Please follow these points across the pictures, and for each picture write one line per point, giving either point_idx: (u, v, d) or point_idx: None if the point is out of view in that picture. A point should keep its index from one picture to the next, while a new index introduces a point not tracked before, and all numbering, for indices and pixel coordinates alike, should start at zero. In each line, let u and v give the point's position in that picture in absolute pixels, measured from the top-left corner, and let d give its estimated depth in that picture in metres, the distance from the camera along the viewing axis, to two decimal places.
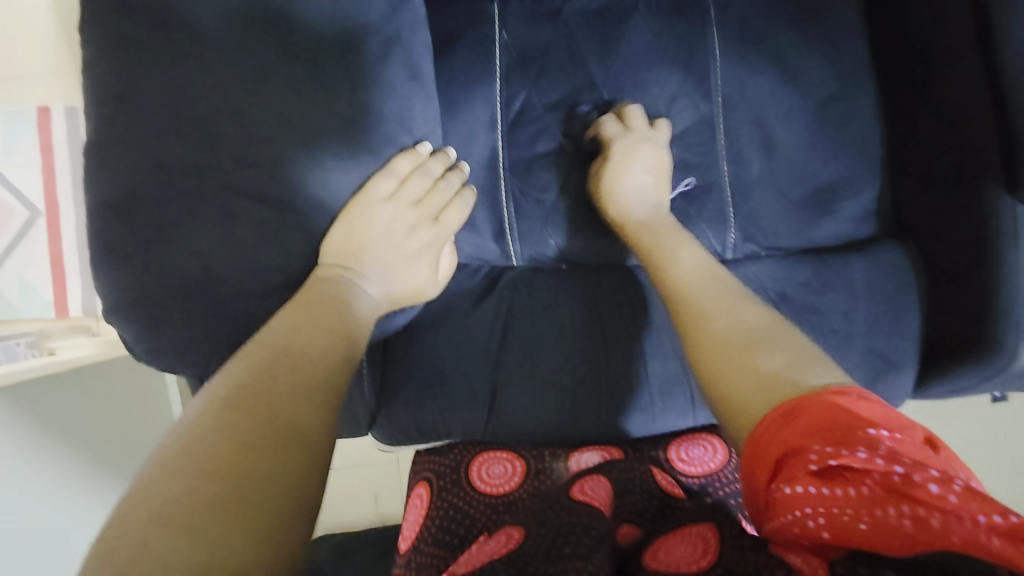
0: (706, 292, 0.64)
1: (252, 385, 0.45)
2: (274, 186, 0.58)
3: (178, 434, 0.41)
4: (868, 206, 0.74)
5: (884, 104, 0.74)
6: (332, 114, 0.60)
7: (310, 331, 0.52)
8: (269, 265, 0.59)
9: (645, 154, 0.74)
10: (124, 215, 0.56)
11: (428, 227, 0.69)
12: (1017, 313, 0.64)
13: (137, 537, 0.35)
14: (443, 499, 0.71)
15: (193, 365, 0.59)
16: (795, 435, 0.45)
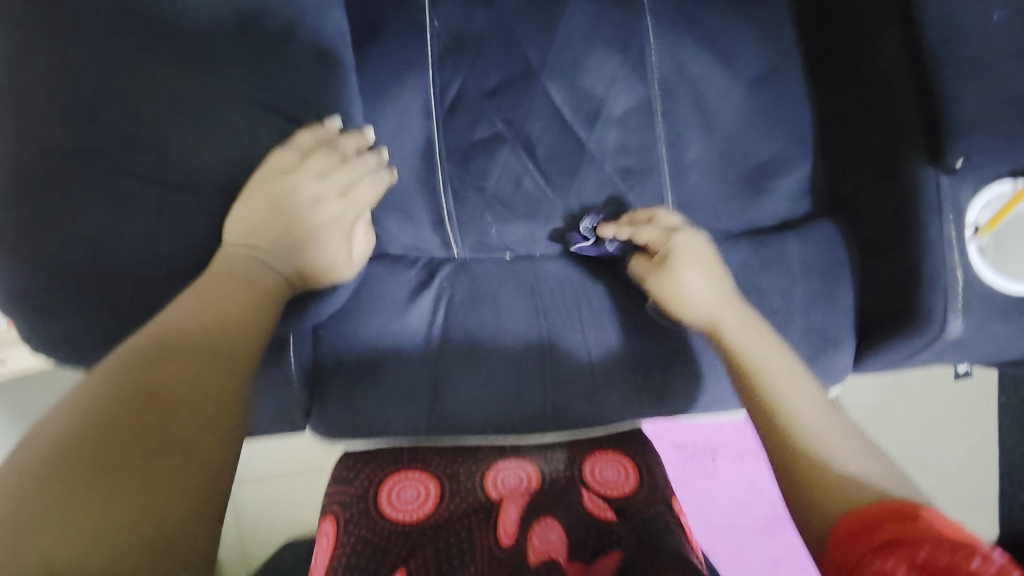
0: (818, 418, 0.59)
1: (152, 369, 0.44)
2: (167, 166, 0.57)
3: (60, 416, 0.40)
4: (802, 184, 0.78)
5: (812, 83, 0.78)
6: (231, 100, 0.59)
7: (214, 303, 0.51)
8: (171, 253, 0.56)
9: (699, 262, 0.71)
10: (11, 204, 0.54)
11: (334, 201, 0.60)
12: (944, 278, 0.64)
13: (13, 535, 0.34)
14: (348, 533, 0.69)
15: (90, 362, 0.56)
16: (909, 530, 0.47)
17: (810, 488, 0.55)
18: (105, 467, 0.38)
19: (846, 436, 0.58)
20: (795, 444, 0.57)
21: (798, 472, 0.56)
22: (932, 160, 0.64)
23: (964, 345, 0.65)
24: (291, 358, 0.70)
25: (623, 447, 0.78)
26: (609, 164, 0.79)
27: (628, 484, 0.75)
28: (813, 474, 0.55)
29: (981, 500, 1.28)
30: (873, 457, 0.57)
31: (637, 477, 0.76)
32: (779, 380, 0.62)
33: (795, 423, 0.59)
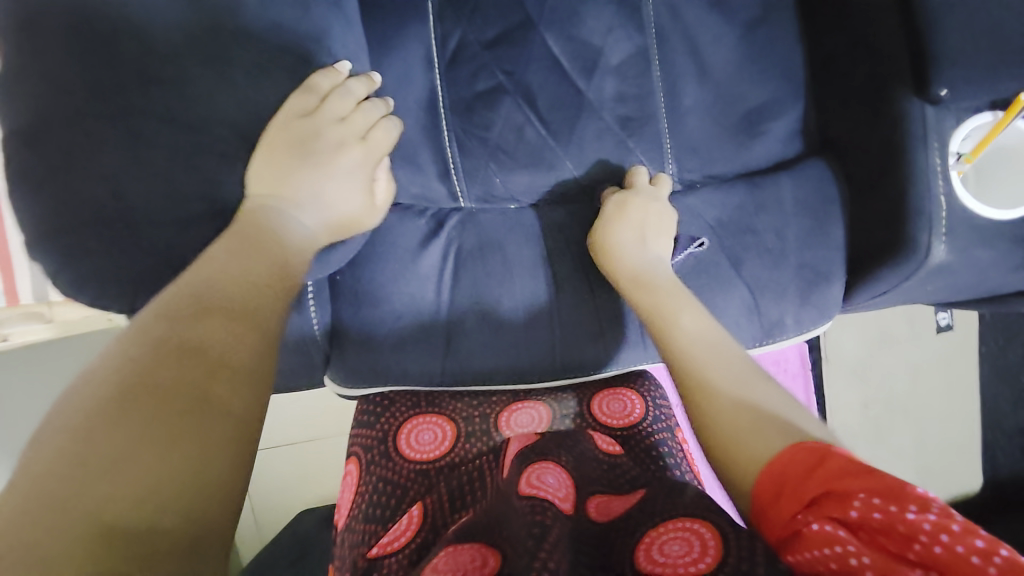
0: (712, 355, 0.61)
1: (183, 325, 0.44)
2: (179, 107, 0.58)
3: (90, 376, 0.40)
4: (794, 126, 0.81)
5: (805, 28, 0.80)
6: (243, 48, 0.61)
7: (232, 262, 0.50)
8: (189, 193, 0.59)
9: (642, 211, 0.75)
10: (35, 145, 0.57)
11: (355, 145, 0.65)
12: (931, 208, 0.68)
13: (60, 485, 0.34)
14: (371, 473, 0.72)
15: (117, 299, 0.59)
16: (837, 479, 0.46)
17: (700, 419, 0.57)
18: (140, 429, 0.37)
19: (743, 374, 0.59)
20: (686, 376, 0.60)
21: (692, 405, 0.58)
22: (919, 93, 0.68)
23: (949, 270, 0.69)
24: (310, 307, 0.74)
25: (630, 383, 0.81)
26: (608, 113, 0.81)
27: (637, 414, 0.77)
28: (700, 406, 0.57)
29: (964, 445, 1.35)
30: (768, 390, 0.58)
31: (643, 409, 0.78)
32: (669, 321, 0.66)
33: (687, 362, 0.61)
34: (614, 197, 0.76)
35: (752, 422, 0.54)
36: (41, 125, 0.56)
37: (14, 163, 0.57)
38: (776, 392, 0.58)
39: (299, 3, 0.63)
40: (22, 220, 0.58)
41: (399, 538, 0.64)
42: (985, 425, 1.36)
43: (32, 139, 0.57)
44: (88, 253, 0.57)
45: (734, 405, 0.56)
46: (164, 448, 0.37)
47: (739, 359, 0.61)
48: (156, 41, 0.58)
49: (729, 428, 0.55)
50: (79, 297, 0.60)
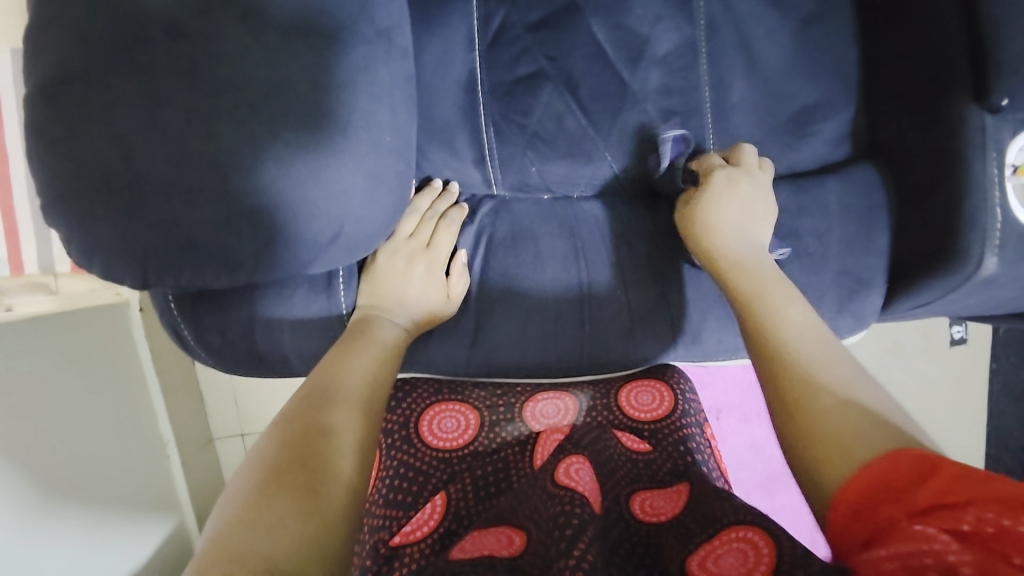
0: (818, 350, 0.57)
1: (320, 407, 0.59)
2: (205, 66, 0.55)
3: (269, 437, 0.55)
4: (843, 128, 0.79)
5: (861, 28, 0.78)
6: (281, 11, 0.58)
7: (351, 357, 0.66)
8: (206, 159, 0.55)
9: (733, 210, 0.71)
10: (55, 100, 0.55)
11: (422, 253, 0.76)
12: (983, 219, 0.66)
13: (258, 512, 0.46)
14: (391, 457, 0.73)
15: (128, 270, 0.57)
16: (953, 489, 0.40)
17: (816, 415, 0.51)
18: (297, 468, 0.51)
19: (854, 376, 0.55)
20: (790, 367, 0.55)
21: (794, 401, 0.53)
22: (978, 101, 0.67)
23: (996, 283, 0.68)
24: (340, 292, 0.75)
25: (657, 375, 0.79)
26: (651, 105, 0.79)
27: (663, 409, 0.77)
28: (801, 400, 0.53)
29: (971, 460, 1.35)
30: (878, 399, 0.53)
31: (670, 403, 0.77)
32: (779, 312, 0.61)
33: (794, 354, 0.57)
34: (723, 174, 0.73)
35: (858, 425, 0.49)
36: (77, 84, 0.55)
37: (33, 117, 0.56)
38: (880, 394, 0.54)
39: None
40: (41, 176, 0.57)
41: (422, 527, 0.66)
42: (993, 444, 1.36)
43: (63, 99, 0.55)
44: (119, 220, 0.56)
45: (849, 411, 0.51)
46: (310, 494, 0.49)
47: (845, 356, 0.57)
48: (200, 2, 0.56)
49: (853, 429, 0.49)
50: (88, 263, 0.58)
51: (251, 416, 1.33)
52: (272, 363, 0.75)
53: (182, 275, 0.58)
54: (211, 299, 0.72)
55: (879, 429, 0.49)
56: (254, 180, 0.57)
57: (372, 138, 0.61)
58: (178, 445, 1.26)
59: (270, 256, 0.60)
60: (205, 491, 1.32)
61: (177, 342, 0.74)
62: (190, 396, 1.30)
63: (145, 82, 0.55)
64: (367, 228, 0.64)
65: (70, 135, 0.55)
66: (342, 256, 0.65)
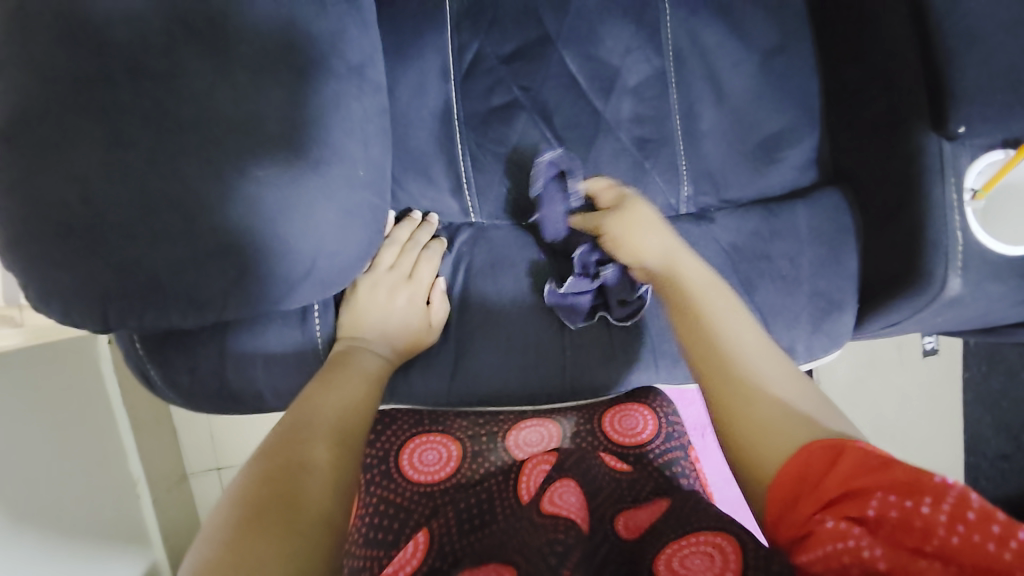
0: (748, 346, 0.58)
1: (299, 439, 0.57)
2: (173, 105, 0.55)
3: (243, 473, 0.53)
4: (809, 154, 0.82)
5: (822, 58, 0.81)
6: (250, 45, 0.57)
7: (331, 390, 0.65)
8: (170, 198, 0.54)
9: (643, 214, 0.75)
10: (12, 141, 0.53)
11: (405, 284, 0.76)
12: (945, 241, 0.69)
13: (234, 555, 0.45)
14: (371, 494, 0.72)
15: (90, 314, 0.55)
16: (858, 476, 0.45)
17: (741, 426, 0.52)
18: (274, 505, 0.49)
19: (771, 366, 0.56)
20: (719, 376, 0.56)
21: (730, 405, 0.54)
22: (936, 128, 0.70)
23: (962, 302, 0.70)
24: (316, 324, 0.74)
25: (640, 399, 0.79)
26: (624, 133, 0.80)
27: (647, 434, 0.76)
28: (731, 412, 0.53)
29: (949, 469, 1.37)
30: (794, 385, 0.55)
31: (654, 427, 0.77)
32: (712, 311, 0.62)
33: (730, 355, 0.57)
34: (613, 198, 0.77)
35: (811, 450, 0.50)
36: (36, 124, 0.53)
37: None
38: (811, 391, 0.55)
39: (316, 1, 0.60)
40: None
41: (405, 566, 0.64)
42: (970, 452, 1.38)
43: (22, 142, 0.53)
44: (80, 263, 0.54)
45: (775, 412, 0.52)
46: (287, 533, 0.47)
47: (774, 351, 0.59)
48: (167, 41, 0.55)
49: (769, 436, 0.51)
50: (45, 308, 0.56)
51: (227, 449, 1.29)
52: (245, 401, 0.73)
53: (146, 318, 0.56)
54: (181, 338, 0.70)
55: (812, 430, 0.51)
56: (226, 220, 0.56)
57: (346, 172, 0.61)
58: (150, 483, 1.22)
59: (243, 294, 0.58)
60: (177, 531, 1.27)
61: (145, 383, 0.71)
62: (162, 430, 1.27)
63: (111, 123, 0.53)
64: (344, 261, 0.63)
65: (29, 180, 0.53)
66: (319, 291, 0.64)
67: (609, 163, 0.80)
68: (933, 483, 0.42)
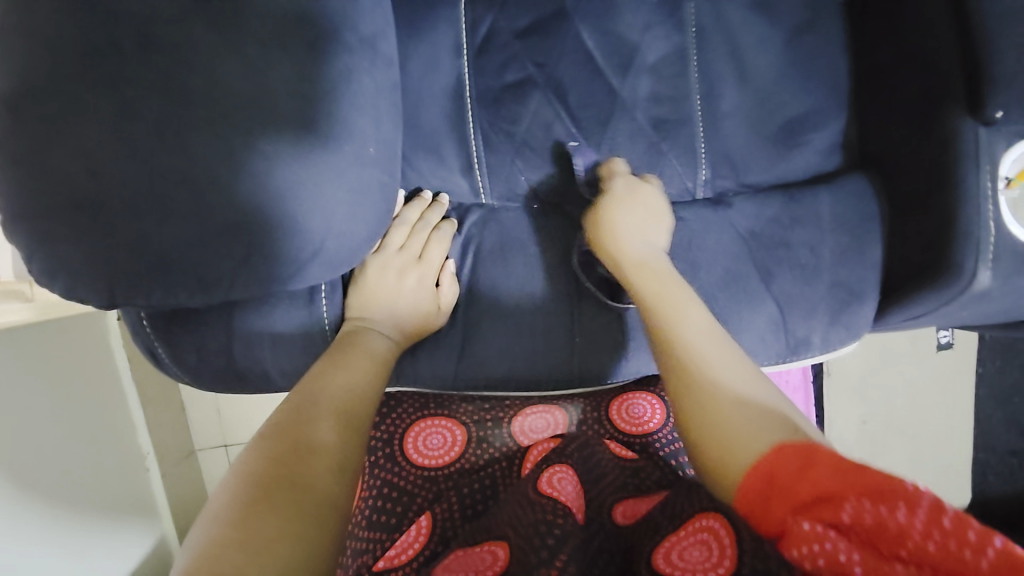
0: (703, 339, 0.58)
1: (303, 420, 0.56)
2: (178, 75, 0.53)
3: (247, 452, 0.52)
4: (834, 139, 0.79)
5: (851, 37, 0.78)
6: (258, 13, 0.55)
7: (337, 371, 0.64)
8: (175, 173, 0.53)
9: (643, 207, 0.72)
10: (14, 110, 0.52)
11: (413, 266, 0.74)
12: (977, 232, 0.66)
13: (236, 534, 0.44)
14: (375, 476, 0.71)
15: (95, 290, 0.54)
16: (829, 478, 0.42)
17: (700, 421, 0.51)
18: (277, 486, 0.48)
19: (726, 359, 0.55)
20: (677, 371, 0.55)
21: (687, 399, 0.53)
22: (973, 114, 0.66)
23: (989, 297, 0.68)
24: (323, 304, 0.72)
25: (649, 388, 0.77)
26: (642, 113, 0.77)
27: (655, 422, 0.74)
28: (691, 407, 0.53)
29: (959, 465, 1.35)
30: (756, 381, 0.53)
31: (663, 416, 0.75)
32: (676, 313, 0.61)
33: (687, 349, 0.57)
34: (622, 182, 0.74)
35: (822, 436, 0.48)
36: (37, 93, 0.52)
37: None
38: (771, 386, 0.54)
39: None
40: (1, 194, 0.54)
41: (406, 550, 0.62)
42: (981, 447, 1.36)
43: (25, 112, 0.52)
44: (84, 238, 0.53)
45: (733, 403, 0.51)
46: (291, 514, 0.46)
47: (736, 351, 0.57)
48: (171, 7, 0.53)
49: (727, 428, 0.50)
50: (50, 284, 0.55)
51: (234, 425, 1.29)
52: (251, 380, 0.72)
53: (152, 295, 0.55)
54: (187, 316, 0.69)
55: (769, 424, 0.49)
56: (233, 198, 0.54)
57: (355, 151, 0.59)
58: (159, 457, 1.23)
59: (250, 274, 0.57)
60: (186, 506, 1.28)
61: (151, 360, 0.71)
62: (171, 407, 1.26)
63: (112, 92, 0.52)
64: (352, 241, 0.62)
65: (30, 151, 0.52)
66: (325, 272, 0.62)
67: (625, 145, 0.77)
68: (906, 489, 0.38)
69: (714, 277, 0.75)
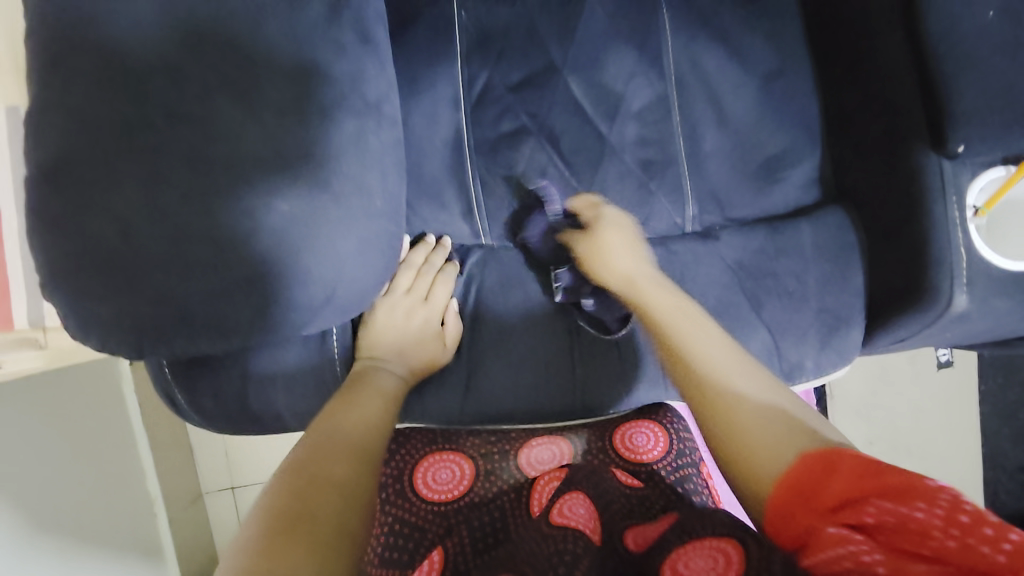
0: (719, 358, 0.63)
1: (319, 458, 0.58)
2: (205, 145, 0.58)
3: (266, 491, 0.55)
4: (811, 174, 0.84)
5: (821, 80, 0.84)
6: (275, 84, 0.60)
7: (351, 410, 0.66)
8: (198, 233, 0.57)
9: (621, 237, 0.79)
10: (53, 181, 0.57)
11: (421, 308, 0.79)
12: (950, 258, 0.70)
13: (256, 570, 0.45)
14: (386, 513, 0.73)
15: (125, 343, 0.58)
16: (853, 487, 0.47)
17: (730, 437, 0.56)
18: (295, 522, 0.50)
19: (742, 371, 0.61)
20: (704, 388, 0.60)
21: (714, 414, 0.58)
22: (936, 147, 0.71)
23: (970, 318, 0.71)
24: (334, 344, 0.76)
25: (650, 415, 0.80)
26: (629, 156, 0.83)
27: (658, 451, 0.76)
28: (722, 421, 0.57)
29: (969, 483, 1.34)
30: (773, 392, 0.59)
31: (666, 443, 0.77)
32: (687, 331, 0.67)
33: (705, 368, 0.61)
34: (609, 215, 0.80)
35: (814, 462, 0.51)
36: (76, 165, 0.57)
37: (32, 198, 0.58)
38: (787, 394, 0.59)
39: (335, 43, 0.64)
40: (39, 257, 0.58)
41: None
42: (990, 465, 1.36)
43: (64, 181, 0.57)
44: (114, 295, 0.57)
45: (756, 416, 0.56)
46: (308, 550, 0.48)
47: (752, 364, 0.63)
48: (196, 83, 0.58)
49: (755, 439, 0.55)
50: (83, 338, 0.59)
51: (241, 470, 1.31)
52: (266, 422, 0.75)
53: (176, 345, 0.59)
54: (204, 362, 0.72)
55: (792, 432, 0.54)
56: (251, 251, 0.59)
57: (363, 202, 0.64)
58: (167, 503, 1.21)
59: (265, 321, 0.61)
60: (195, 549, 1.28)
61: (170, 406, 0.74)
62: (180, 451, 1.28)
63: (144, 161, 0.57)
64: (361, 285, 0.66)
65: (68, 216, 0.57)
66: (336, 316, 0.66)
67: (615, 185, 0.82)
68: (925, 488, 0.44)
69: (707, 307, 0.78)
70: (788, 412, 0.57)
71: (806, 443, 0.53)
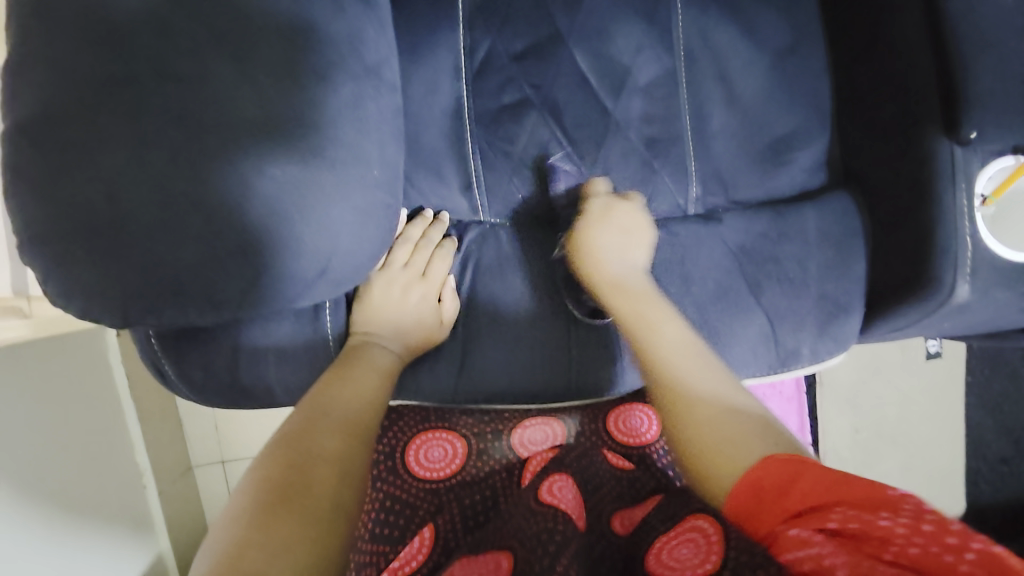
0: (687, 357, 0.62)
1: (312, 432, 0.57)
2: (194, 105, 0.55)
3: (256, 463, 0.54)
4: (818, 158, 0.82)
5: (832, 61, 0.81)
6: (268, 42, 0.57)
7: (344, 386, 0.65)
8: (187, 198, 0.55)
9: (615, 234, 0.76)
10: (33, 139, 0.54)
11: (417, 283, 0.77)
12: (954, 247, 0.69)
13: (247, 543, 0.44)
14: (378, 489, 0.72)
15: (110, 312, 0.56)
16: (818, 493, 0.45)
17: (683, 439, 0.55)
18: (287, 497, 0.49)
19: (703, 368, 0.61)
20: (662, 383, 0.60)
21: (675, 412, 0.57)
22: (948, 133, 0.69)
23: (969, 308, 0.70)
24: (327, 319, 0.74)
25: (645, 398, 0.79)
26: (634, 133, 0.80)
27: (649, 434, 0.77)
28: (677, 421, 0.56)
29: (950, 471, 1.37)
30: (738, 395, 0.58)
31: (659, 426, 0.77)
32: (659, 332, 0.65)
33: (668, 368, 0.61)
34: (599, 202, 0.77)
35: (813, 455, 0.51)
36: (57, 124, 0.54)
37: (9, 157, 0.55)
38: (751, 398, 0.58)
39: (333, 2, 0.60)
40: (18, 220, 0.55)
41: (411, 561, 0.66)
42: (971, 454, 1.38)
43: (44, 140, 0.54)
44: (99, 261, 0.54)
45: (713, 417, 0.55)
46: (301, 524, 0.47)
47: (716, 364, 0.62)
48: (184, 37, 0.55)
49: (711, 442, 0.53)
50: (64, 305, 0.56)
51: (233, 445, 1.31)
52: (256, 396, 0.73)
53: (164, 315, 0.57)
54: (193, 334, 0.70)
55: (751, 433, 0.53)
56: (241, 220, 0.56)
57: (360, 172, 0.61)
58: (155, 474, 1.23)
59: (257, 294, 0.59)
60: (182, 521, 1.28)
61: (158, 377, 0.72)
62: (167, 423, 1.27)
63: (129, 121, 0.54)
64: (356, 259, 0.64)
65: (48, 178, 0.54)
66: (330, 290, 0.64)
67: (619, 162, 0.80)
68: (888, 497, 0.42)
69: (706, 291, 0.77)
70: (748, 415, 0.55)
71: (765, 445, 0.52)
